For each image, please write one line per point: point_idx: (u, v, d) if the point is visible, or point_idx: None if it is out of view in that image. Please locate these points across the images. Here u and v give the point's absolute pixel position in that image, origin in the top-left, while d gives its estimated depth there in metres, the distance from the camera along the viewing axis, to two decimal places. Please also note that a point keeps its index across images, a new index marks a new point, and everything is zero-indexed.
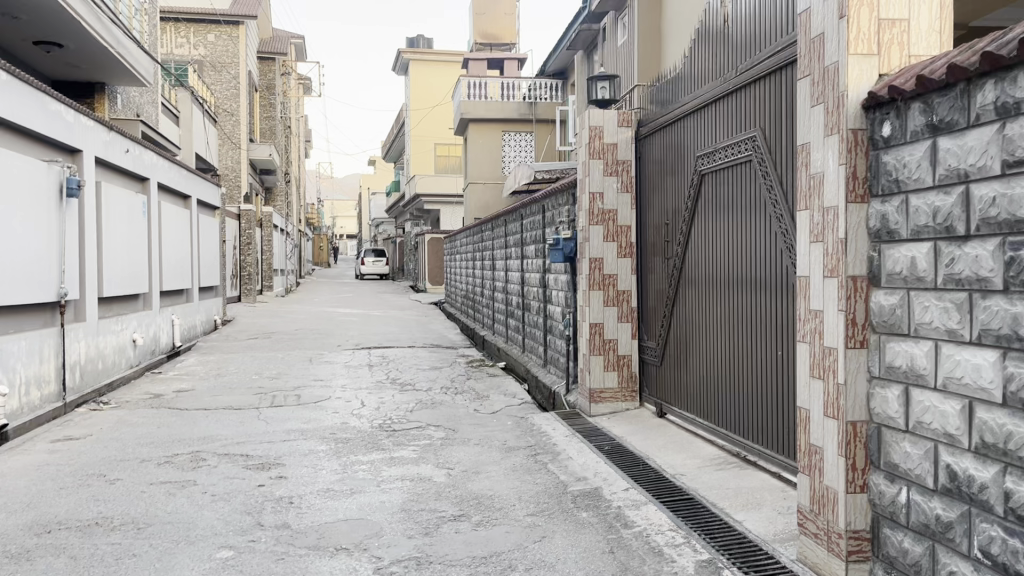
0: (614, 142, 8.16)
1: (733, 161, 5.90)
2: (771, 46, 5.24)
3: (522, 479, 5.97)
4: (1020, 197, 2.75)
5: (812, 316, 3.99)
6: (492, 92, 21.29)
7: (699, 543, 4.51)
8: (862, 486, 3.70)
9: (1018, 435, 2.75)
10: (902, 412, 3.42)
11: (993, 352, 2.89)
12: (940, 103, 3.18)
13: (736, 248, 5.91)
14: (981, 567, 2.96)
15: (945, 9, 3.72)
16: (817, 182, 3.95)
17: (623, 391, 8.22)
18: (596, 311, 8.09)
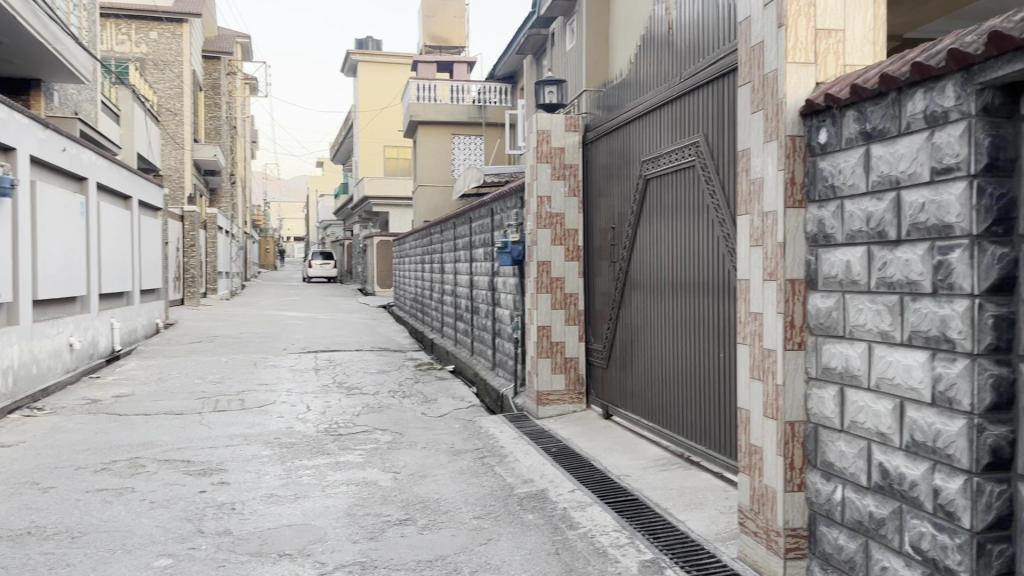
0: (561, 146, 8.22)
1: (677, 166, 5.99)
2: (713, 54, 5.34)
3: (469, 482, 5.97)
4: (947, 203, 2.85)
5: (752, 319, 4.08)
6: (442, 95, 21.29)
7: (643, 543, 4.56)
8: (799, 485, 3.79)
9: (946, 434, 2.84)
10: (837, 412, 3.51)
11: (922, 353, 2.98)
12: (872, 111, 3.27)
13: (681, 251, 5.98)
14: (912, 563, 3.05)
15: (879, 20, 3.83)
16: (756, 187, 4.04)
17: (570, 393, 8.27)
18: (544, 314, 8.13)
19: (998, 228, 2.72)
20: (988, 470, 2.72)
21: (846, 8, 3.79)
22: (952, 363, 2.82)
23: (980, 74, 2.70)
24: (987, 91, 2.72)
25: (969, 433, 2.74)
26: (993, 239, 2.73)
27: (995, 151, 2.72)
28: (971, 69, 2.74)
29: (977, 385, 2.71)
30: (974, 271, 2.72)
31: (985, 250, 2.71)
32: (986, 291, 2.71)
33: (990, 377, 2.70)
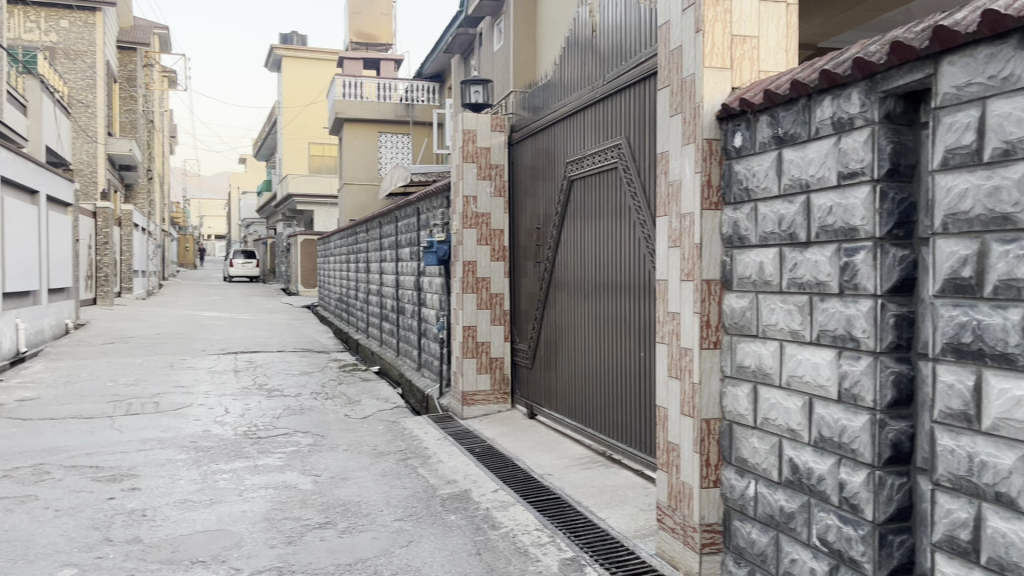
0: (487, 146, 8.22)
1: (600, 168, 6.05)
2: (634, 57, 5.42)
3: (391, 484, 5.90)
4: (853, 207, 2.94)
5: (670, 319, 4.16)
6: (369, 92, 20.98)
7: (564, 541, 4.58)
8: (715, 481, 3.87)
9: (851, 429, 2.94)
10: (750, 409, 3.59)
11: (830, 351, 3.08)
12: (784, 116, 3.36)
13: (603, 253, 6.06)
14: (820, 555, 3.15)
15: (791, 28, 3.94)
16: (674, 189, 4.11)
17: (495, 393, 8.28)
18: (469, 314, 8.11)
19: (899, 231, 2.83)
20: (889, 464, 2.83)
21: (760, 15, 3.89)
22: (857, 361, 2.92)
23: (882, 83, 2.79)
24: (890, 99, 2.81)
25: (872, 428, 2.84)
26: (895, 242, 2.83)
27: (897, 156, 2.82)
28: (874, 78, 2.84)
29: (879, 382, 2.81)
30: (878, 272, 2.82)
31: (887, 251, 2.82)
32: (889, 291, 2.81)
33: (891, 375, 2.81)
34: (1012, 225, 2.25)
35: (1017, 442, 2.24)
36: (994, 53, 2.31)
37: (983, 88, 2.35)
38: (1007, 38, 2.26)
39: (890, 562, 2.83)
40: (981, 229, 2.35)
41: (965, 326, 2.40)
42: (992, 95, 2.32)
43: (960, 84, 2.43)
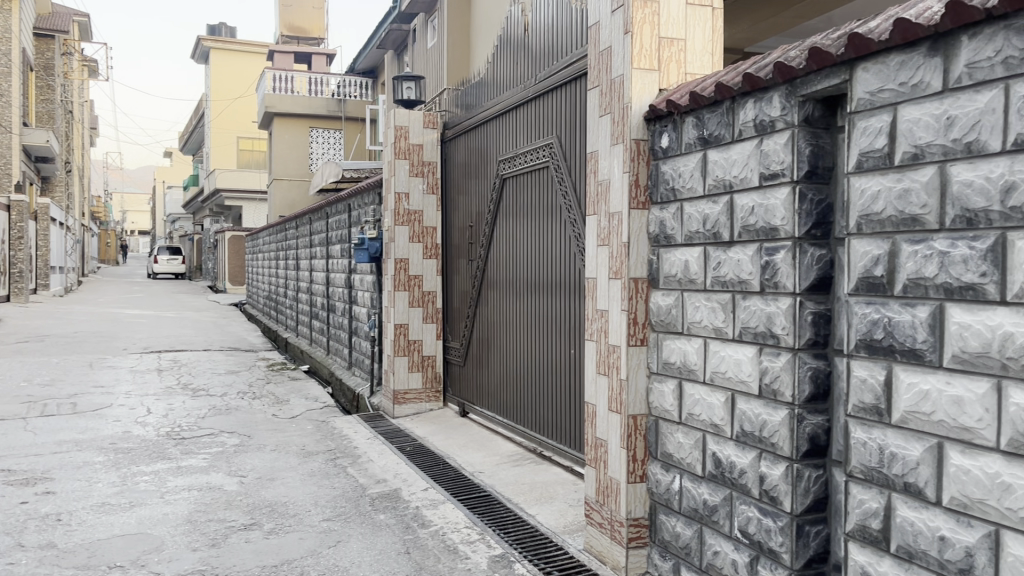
0: (419, 143, 8.18)
1: (532, 166, 6.08)
2: (566, 57, 5.47)
3: (320, 484, 5.82)
4: (774, 207, 3.02)
5: (599, 316, 4.21)
6: (300, 86, 20.67)
7: (494, 538, 4.59)
8: (641, 476, 3.93)
9: (771, 424, 3.02)
10: (676, 406, 3.66)
11: (751, 348, 3.16)
12: (709, 118, 3.43)
13: (535, 251, 6.09)
14: (741, 546, 3.22)
15: (717, 32, 4.04)
16: (603, 188, 4.16)
17: (427, 392, 8.24)
18: (401, 312, 8.05)
19: (817, 231, 2.92)
20: (807, 457, 2.91)
21: (687, 19, 3.97)
22: (777, 357, 3.00)
23: (802, 87, 2.88)
24: (809, 103, 2.90)
25: (790, 423, 2.92)
26: (813, 241, 2.92)
27: (815, 158, 2.90)
28: (794, 82, 2.92)
29: (798, 377, 2.90)
30: (796, 271, 2.90)
31: (806, 251, 2.90)
32: (807, 290, 2.90)
33: (809, 370, 2.90)
34: (922, 226, 2.34)
35: (924, 434, 2.33)
36: (905, 60, 2.40)
37: (895, 94, 2.43)
38: (917, 46, 2.35)
39: (807, 552, 2.92)
40: (893, 229, 2.44)
41: (877, 323, 2.49)
42: (904, 101, 2.41)
43: (874, 90, 2.52)
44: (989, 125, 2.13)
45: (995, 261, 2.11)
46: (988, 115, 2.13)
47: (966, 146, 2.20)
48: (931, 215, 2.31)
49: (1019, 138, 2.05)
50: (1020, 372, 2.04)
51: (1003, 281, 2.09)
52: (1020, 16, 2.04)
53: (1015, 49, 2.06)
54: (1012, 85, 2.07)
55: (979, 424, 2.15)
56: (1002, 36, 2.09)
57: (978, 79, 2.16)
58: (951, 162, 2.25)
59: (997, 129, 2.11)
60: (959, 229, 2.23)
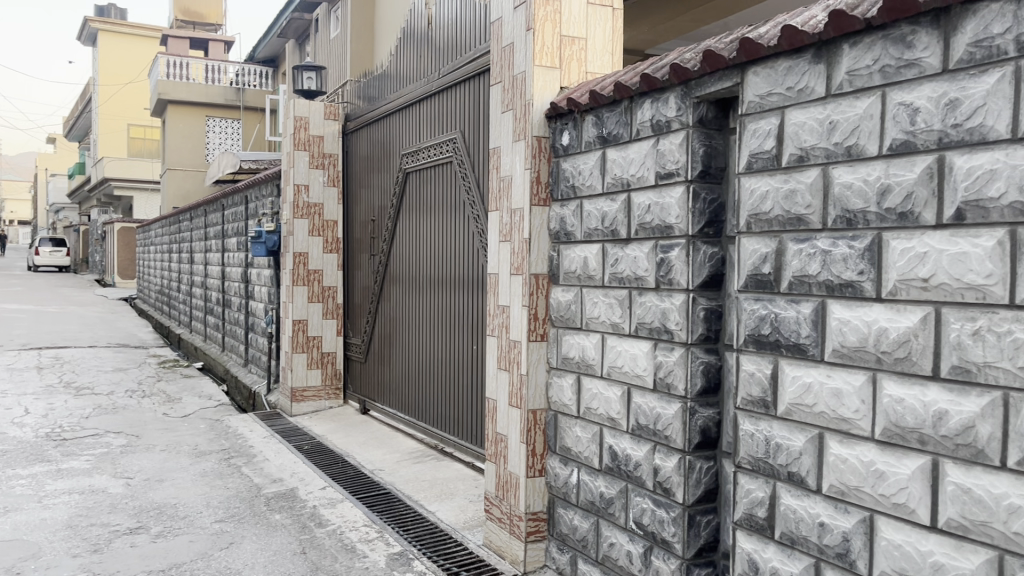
0: (320, 134, 8.04)
1: (434, 161, 6.06)
2: (468, 52, 5.46)
3: (213, 484, 5.62)
4: (669, 206, 3.09)
5: (500, 312, 4.22)
6: (196, 74, 19.97)
7: (393, 536, 4.55)
8: (540, 470, 3.97)
9: (664, 417, 3.10)
10: (574, 400, 3.71)
11: (646, 343, 3.23)
12: (608, 117, 3.48)
13: (437, 247, 6.07)
14: (636, 537, 3.28)
15: (617, 32, 4.11)
16: (505, 184, 4.17)
17: (327, 389, 8.08)
18: (300, 308, 7.89)
19: (709, 230, 3.00)
20: (698, 449, 3.00)
21: (588, 18, 4.02)
22: (671, 352, 3.08)
23: (697, 89, 2.95)
24: (703, 105, 2.98)
25: (683, 415, 3.00)
26: (706, 239, 3.00)
27: (709, 159, 2.98)
28: (689, 84, 3.00)
29: (690, 371, 2.98)
30: (690, 267, 2.98)
31: (699, 249, 2.98)
32: (700, 286, 2.98)
33: (701, 364, 2.98)
34: (806, 226, 2.44)
35: (807, 425, 2.43)
36: (792, 66, 2.49)
37: (783, 98, 2.53)
38: (803, 52, 2.45)
39: (698, 541, 3.00)
40: (779, 228, 2.54)
41: (764, 319, 2.58)
42: (790, 105, 2.50)
43: (763, 94, 2.60)
44: (867, 130, 2.23)
45: (871, 260, 2.21)
46: (866, 121, 2.23)
47: (847, 150, 2.30)
48: (814, 215, 2.41)
49: (894, 143, 2.15)
50: (893, 365, 2.15)
51: (878, 279, 2.20)
52: (896, 27, 2.15)
53: (891, 59, 2.17)
54: (888, 92, 2.18)
55: (856, 414, 2.25)
56: (879, 46, 2.20)
57: (858, 86, 2.26)
58: (834, 165, 2.35)
59: (874, 134, 2.21)
60: (840, 229, 2.33)
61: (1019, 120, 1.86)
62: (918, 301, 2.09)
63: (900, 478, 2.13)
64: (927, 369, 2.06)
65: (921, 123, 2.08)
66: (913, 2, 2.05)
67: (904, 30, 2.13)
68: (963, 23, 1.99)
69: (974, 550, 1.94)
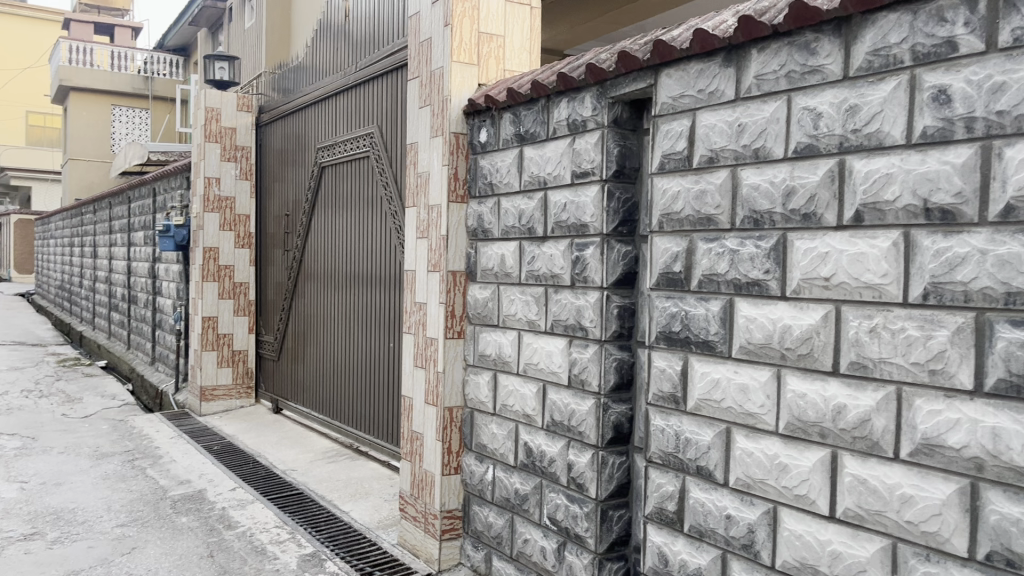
0: (232, 126, 7.84)
1: (351, 156, 5.97)
2: (386, 47, 5.40)
3: (114, 487, 5.40)
4: (584, 204, 3.12)
5: (416, 309, 4.18)
6: (101, 61, 19.21)
7: (305, 537, 4.46)
8: (456, 468, 3.96)
9: (578, 413, 3.13)
10: (490, 397, 3.72)
11: (562, 340, 3.25)
12: (525, 115, 3.50)
13: (353, 244, 5.98)
14: (549, 533, 3.31)
15: (534, 31, 4.13)
16: (422, 180, 4.14)
17: (238, 388, 7.86)
18: (210, 304, 7.67)
19: (623, 229, 3.04)
20: (611, 444, 3.04)
21: (505, 16, 4.03)
22: (585, 348, 3.11)
23: (612, 89, 2.99)
24: (618, 105, 3.02)
25: (597, 411, 3.03)
26: (620, 238, 3.04)
27: (623, 159, 3.02)
28: (605, 84, 3.03)
29: (604, 368, 3.02)
30: (604, 265, 3.02)
31: (613, 247, 3.02)
32: (614, 284, 3.02)
33: (614, 361, 3.03)
34: (715, 226, 2.50)
35: (715, 420, 2.49)
36: (703, 69, 2.55)
37: (694, 100, 2.58)
38: (713, 56, 2.50)
39: (610, 535, 3.04)
40: (690, 228, 2.59)
41: (675, 316, 2.63)
42: (701, 107, 2.56)
43: (675, 96, 2.65)
44: (773, 133, 2.30)
45: (777, 259, 2.29)
46: (773, 124, 2.30)
47: (754, 152, 2.36)
48: (723, 215, 2.47)
49: (798, 147, 2.23)
50: (796, 362, 2.23)
51: (783, 278, 2.27)
52: (801, 34, 2.22)
53: (796, 65, 2.24)
54: (793, 97, 2.25)
55: (761, 409, 2.32)
56: (785, 52, 2.27)
57: (765, 91, 2.33)
58: (742, 166, 2.41)
59: (780, 137, 2.28)
60: (748, 230, 2.39)
61: (914, 126, 1.94)
62: (820, 299, 2.17)
63: (801, 470, 2.20)
64: (827, 365, 2.14)
65: (824, 127, 2.15)
66: (816, 11, 2.12)
67: (808, 37, 2.20)
68: (862, 32, 2.07)
69: (869, 539, 2.03)
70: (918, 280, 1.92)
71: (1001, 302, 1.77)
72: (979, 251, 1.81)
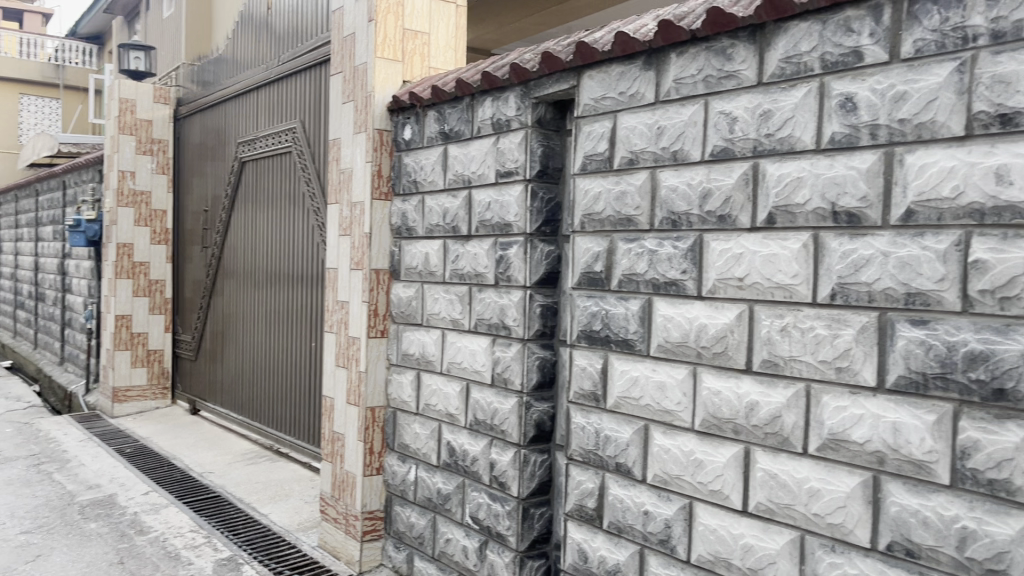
0: (148, 118, 7.60)
1: (272, 151, 5.84)
2: (309, 41, 5.30)
3: (18, 493, 5.16)
4: (508, 203, 3.13)
5: (338, 308, 4.13)
6: (8, 46, 17.92)
7: (221, 541, 4.35)
8: (378, 468, 3.92)
9: (501, 412, 3.13)
10: (413, 397, 3.69)
11: (485, 339, 3.25)
12: (450, 113, 3.49)
13: (274, 241, 5.86)
14: (471, 532, 3.31)
15: (459, 29, 4.12)
16: (345, 177, 4.08)
17: (153, 389, 7.61)
18: (123, 302, 7.40)
19: (546, 229, 3.06)
20: (533, 442, 3.06)
21: (430, 13, 4.01)
22: (508, 347, 3.12)
23: (536, 89, 3.00)
24: (541, 105, 3.04)
25: (519, 410, 3.05)
26: (543, 238, 3.06)
27: (546, 159, 3.04)
28: (528, 84, 3.04)
29: (526, 366, 3.03)
30: (527, 265, 3.03)
31: (537, 247, 3.04)
32: (537, 283, 3.04)
33: (537, 360, 3.04)
34: (635, 226, 2.54)
35: (634, 417, 2.53)
36: (625, 71, 2.58)
37: (615, 102, 2.61)
38: (635, 59, 2.54)
39: (531, 533, 3.05)
40: (611, 229, 2.63)
41: (595, 315, 2.67)
42: (622, 109, 2.59)
43: (597, 97, 2.68)
44: (691, 136, 2.35)
45: (694, 260, 2.33)
46: (690, 127, 2.35)
47: (673, 155, 2.41)
48: (643, 215, 2.51)
49: (715, 150, 2.28)
50: (711, 360, 2.28)
51: (700, 278, 2.32)
52: (717, 39, 2.27)
53: (713, 70, 2.29)
54: (710, 101, 2.30)
55: (678, 407, 2.37)
56: (702, 57, 2.32)
57: (683, 94, 2.38)
58: (661, 169, 2.45)
59: (697, 141, 2.33)
60: (666, 230, 2.44)
61: (823, 132, 2.01)
62: (734, 299, 2.22)
63: (716, 466, 2.25)
64: (741, 363, 2.20)
65: (738, 131, 2.21)
66: (733, 17, 2.17)
67: (724, 43, 2.25)
68: (775, 40, 2.13)
69: (779, 531, 2.09)
70: (826, 281, 1.99)
71: (902, 302, 1.84)
72: (882, 253, 1.88)
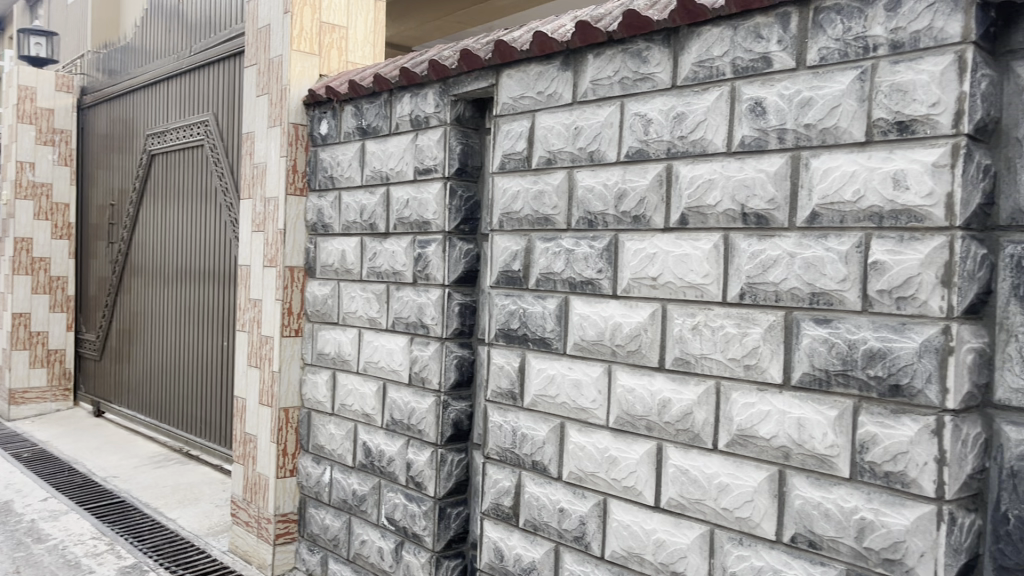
0: (49, 107, 7.27)
1: (183, 144, 5.65)
2: (224, 32, 5.15)
3: None
4: (426, 201, 3.10)
5: (251, 305, 4.02)
6: None
7: (125, 547, 4.18)
8: (291, 470, 3.85)
9: (418, 411, 3.11)
10: (328, 397, 3.63)
11: (402, 338, 3.22)
12: (368, 109, 3.44)
13: (185, 236, 5.67)
14: (387, 533, 3.27)
15: (378, 24, 4.07)
16: (259, 172, 3.98)
17: (53, 390, 7.27)
18: (21, 299, 7.06)
19: (465, 227, 3.05)
20: (450, 441, 3.04)
21: (348, 7, 3.95)
22: (426, 346, 3.09)
23: (454, 87, 2.98)
24: (460, 103, 3.02)
25: (436, 409, 3.02)
26: (461, 236, 3.05)
27: (465, 158, 3.03)
28: (447, 81, 3.02)
29: (444, 365, 3.02)
30: (446, 263, 3.01)
31: (455, 245, 3.02)
32: (455, 282, 3.03)
33: (455, 359, 3.03)
34: (552, 226, 2.56)
35: (550, 415, 2.55)
36: (542, 71, 2.59)
37: (534, 102, 2.62)
38: (553, 59, 2.56)
39: (447, 532, 3.04)
40: (529, 228, 2.64)
41: (513, 314, 2.67)
42: (540, 109, 2.61)
43: (516, 97, 2.69)
44: (607, 137, 2.38)
45: (609, 259, 2.36)
46: (607, 128, 2.38)
47: (589, 155, 2.43)
48: (560, 215, 2.53)
49: (630, 151, 2.31)
50: (626, 358, 2.31)
51: (614, 278, 2.35)
52: (633, 41, 2.31)
53: (629, 71, 2.32)
54: (626, 103, 2.33)
55: (593, 405, 2.40)
56: (618, 59, 2.35)
57: (600, 95, 2.41)
58: (577, 169, 2.48)
59: (613, 142, 2.36)
60: (583, 230, 2.46)
61: (733, 135, 2.06)
62: (648, 298, 2.26)
63: (629, 462, 2.28)
64: (654, 361, 2.23)
65: (652, 133, 2.25)
66: (648, 20, 2.21)
67: (640, 45, 2.29)
68: (688, 44, 2.17)
69: (690, 526, 2.13)
70: (736, 280, 2.04)
71: (807, 302, 1.90)
72: (788, 254, 1.94)
